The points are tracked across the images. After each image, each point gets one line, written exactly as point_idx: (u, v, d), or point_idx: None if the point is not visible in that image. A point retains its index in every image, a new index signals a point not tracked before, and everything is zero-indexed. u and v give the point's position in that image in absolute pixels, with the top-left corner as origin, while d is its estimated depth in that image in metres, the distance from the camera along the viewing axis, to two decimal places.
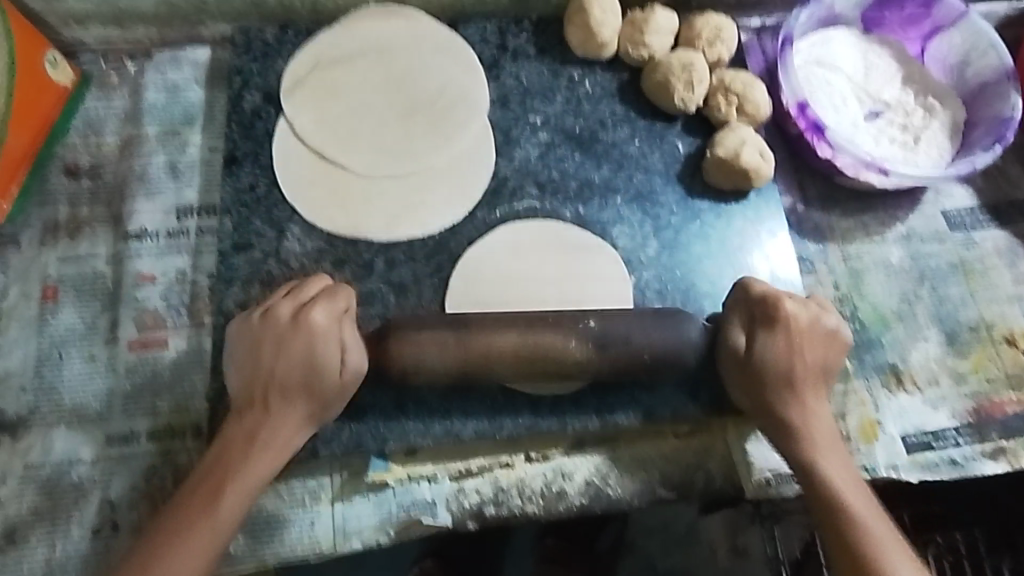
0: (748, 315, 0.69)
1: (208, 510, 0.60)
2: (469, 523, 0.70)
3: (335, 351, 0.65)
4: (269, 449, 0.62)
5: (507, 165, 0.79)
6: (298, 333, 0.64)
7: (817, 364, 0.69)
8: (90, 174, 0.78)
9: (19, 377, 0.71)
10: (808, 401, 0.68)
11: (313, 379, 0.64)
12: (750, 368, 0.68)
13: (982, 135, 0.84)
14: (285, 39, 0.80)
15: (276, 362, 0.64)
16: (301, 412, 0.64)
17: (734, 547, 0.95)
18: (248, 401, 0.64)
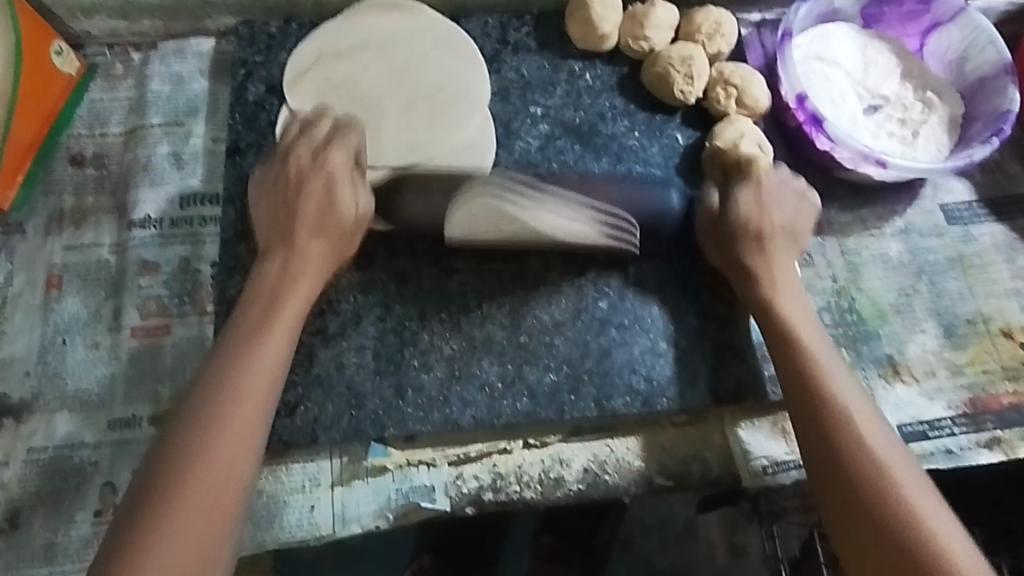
0: (723, 175, 0.76)
1: (227, 399, 0.59)
2: (467, 509, 0.70)
3: (348, 191, 0.70)
4: (284, 317, 0.64)
5: (507, 157, 0.80)
6: (318, 175, 0.70)
7: (788, 230, 0.74)
8: (95, 164, 0.79)
9: (23, 362, 0.72)
10: (791, 296, 0.71)
11: (330, 212, 0.69)
12: (729, 240, 0.73)
13: (980, 130, 0.85)
14: (289, 32, 0.82)
15: (297, 205, 0.69)
16: (323, 243, 0.69)
17: (732, 544, 1.03)
18: (279, 242, 0.69)
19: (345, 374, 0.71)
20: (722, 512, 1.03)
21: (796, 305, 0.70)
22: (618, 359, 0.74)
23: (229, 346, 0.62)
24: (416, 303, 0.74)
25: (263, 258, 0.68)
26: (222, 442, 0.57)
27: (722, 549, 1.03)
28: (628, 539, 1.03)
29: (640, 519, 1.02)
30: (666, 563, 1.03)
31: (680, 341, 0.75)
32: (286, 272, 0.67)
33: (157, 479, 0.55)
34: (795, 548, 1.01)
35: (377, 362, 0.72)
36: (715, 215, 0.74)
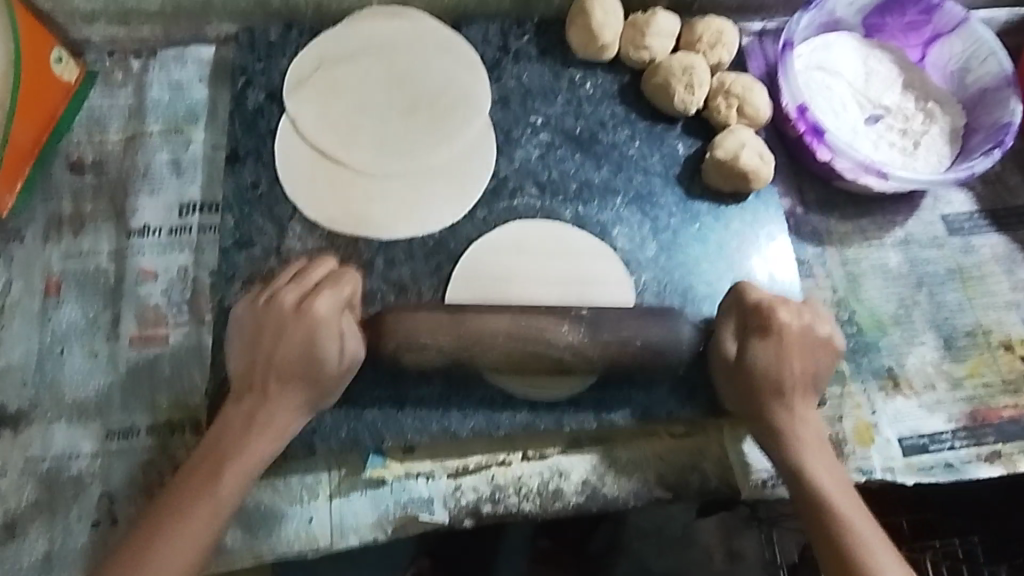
0: (740, 320, 0.70)
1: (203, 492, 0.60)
2: (466, 521, 0.70)
3: (333, 339, 0.65)
4: (262, 436, 0.63)
5: (507, 165, 0.79)
6: (300, 324, 0.65)
7: (805, 377, 0.68)
8: (94, 171, 0.79)
9: (20, 370, 0.71)
10: (812, 438, 0.67)
11: (312, 362, 0.64)
12: (743, 381, 0.68)
13: (981, 141, 0.84)
14: (289, 38, 0.81)
15: (275, 352, 0.65)
16: (296, 398, 0.65)
17: (730, 550, 0.96)
18: (245, 387, 0.65)
19: (343, 384, 0.71)
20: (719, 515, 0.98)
21: (815, 447, 0.67)
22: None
23: (218, 430, 0.63)
24: None
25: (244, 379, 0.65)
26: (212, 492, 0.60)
27: (721, 555, 0.96)
28: (626, 544, 0.97)
29: (639, 524, 0.98)
30: (661, 568, 0.96)
31: None
32: (269, 400, 0.64)
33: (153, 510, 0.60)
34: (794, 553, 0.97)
35: (375, 371, 0.71)
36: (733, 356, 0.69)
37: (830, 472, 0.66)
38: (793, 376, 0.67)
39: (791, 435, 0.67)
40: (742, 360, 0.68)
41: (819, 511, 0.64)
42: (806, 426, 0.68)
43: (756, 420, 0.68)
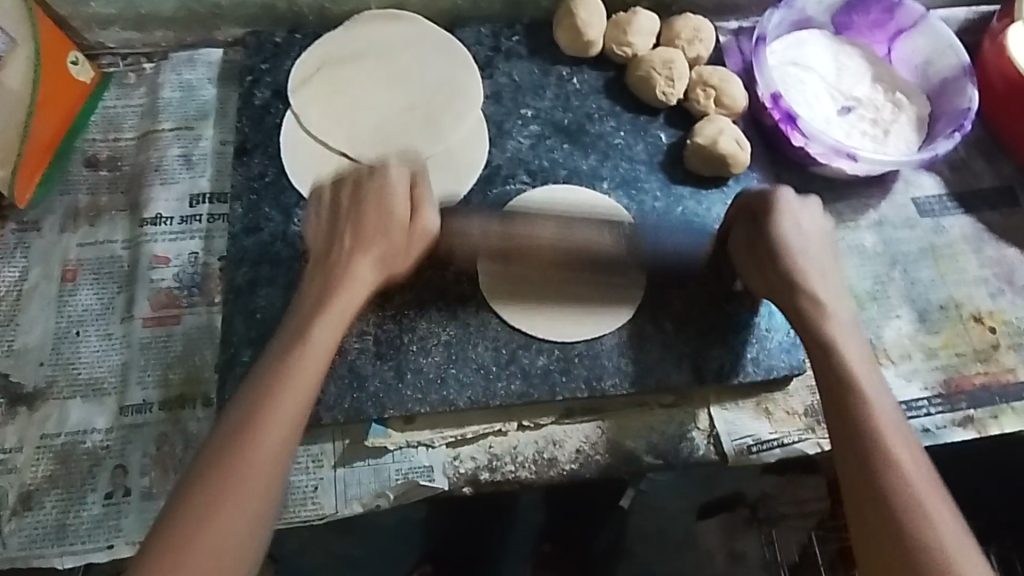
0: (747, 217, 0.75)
1: (271, 397, 0.59)
2: (464, 488, 0.74)
3: (405, 206, 0.71)
4: (324, 335, 0.63)
5: (500, 155, 0.84)
6: (375, 185, 0.71)
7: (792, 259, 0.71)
8: (109, 166, 0.83)
9: (37, 352, 0.75)
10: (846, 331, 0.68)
11: (385, 216, 0.70)
12: (767, 246, 0.72)
13: (944, 127, 0.90)
14: (293, 41, 0.86)
15: (354, 215, 0.70)
16: (373, 256, 0.69)
17: (733, 551, 1.11)
18: (329, 251, 0.69)
19: (347, 358, 0.74)
20: (720, 520, 1.10)
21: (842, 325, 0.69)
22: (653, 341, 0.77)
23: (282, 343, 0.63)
24: (413, 291, 0.77)
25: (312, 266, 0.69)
26: (275, 410, 0.58)
27: (722, 555, 1.10)
28: (630, 548, 1.10)
29: (641, 526, 1.09)
30: (665, 568, 1.10)
31: (666, 326, 0.78)
32: (338, 274, 0.67)
33: (214, 454, 0.56)
34: (795, 554, 1.08)
35: (377, 346, 0.74)
36: (747, 242, 0.74)
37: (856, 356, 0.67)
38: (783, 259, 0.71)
39: (822, 318, 0.69)
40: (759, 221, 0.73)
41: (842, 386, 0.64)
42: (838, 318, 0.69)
43: (787, 297, 0.70)
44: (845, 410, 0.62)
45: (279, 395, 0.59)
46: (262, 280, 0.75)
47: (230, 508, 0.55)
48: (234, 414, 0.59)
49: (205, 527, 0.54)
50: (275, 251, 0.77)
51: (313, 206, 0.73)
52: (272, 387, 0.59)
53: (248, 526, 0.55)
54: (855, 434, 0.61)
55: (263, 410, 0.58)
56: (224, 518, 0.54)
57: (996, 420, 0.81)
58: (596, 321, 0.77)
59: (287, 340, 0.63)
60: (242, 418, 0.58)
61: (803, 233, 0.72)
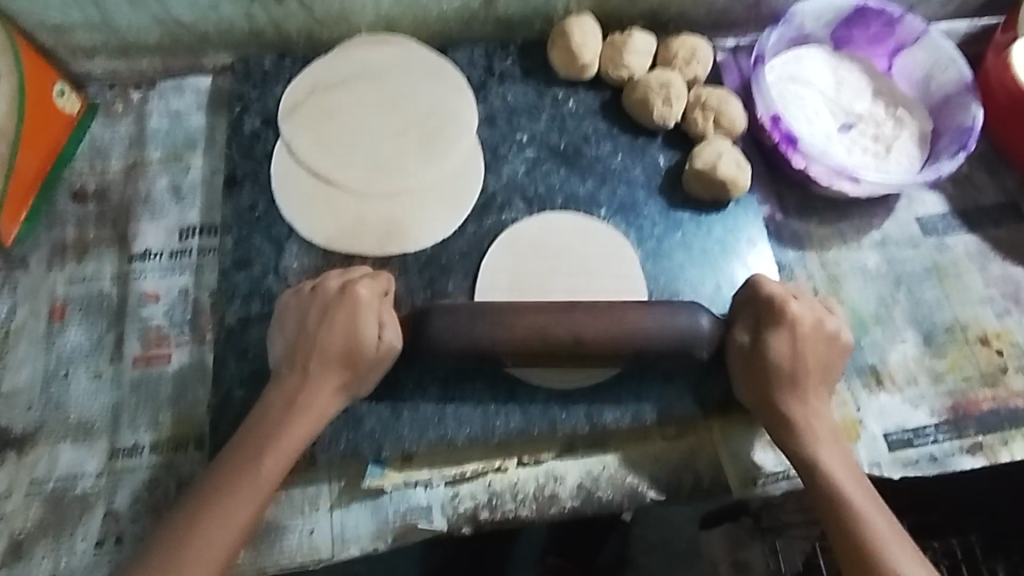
0: (751, 320, 0.72)
1: (241, 475, 0.63)
2: (464, 528, 0.72)
3: (373, 325, 0.69)
4: (287, 434, 0.65)
5: (496, 181, 0.82)
6: (343, 306, 0.69)
7: (786, 366, 0.71)
8: (96, 199, 0.81)
9: (25, 394, 0.73)
10: (826, 435, 0.70)
11: (351, 347, 0.68)
12: (756, 356, 0.71)
13: (947, 145, 0.88)
14: (283, 66, 0.84)
15: (320, 333, 0.68)
16: (336, 381, 0.68)
17: (736, 561, 1.04)
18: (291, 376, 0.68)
19: None
20: (726, 529, 1.05)
21: (824, 431, 0.70)
22: (655, 370, 0.76)
23: (255, 426, 0.66)
24: None
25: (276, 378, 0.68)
26: (256, 471, 0.64)
27: (726, 566, 1.04)
28: (632, 558, 1.05)
29: (645, 537, 1.05)
30: None
31: None
32: (299, 400, 0.67)
33: (185, 516, 0.62)
34: (799, 565, 1.03)
35: (373, 383, 0.73)
36: (742, 350, 0.72)
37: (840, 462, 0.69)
38: (778, 369, 0.70)
39: (801, 427, 0.70)
40: (752, 336, 0.72)
41: (827, 493, 0.67)
42: (821, 421, 0.71)
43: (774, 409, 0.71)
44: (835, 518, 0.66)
45: (261, 458, 0.64)
46: (255, 316, 0.74)
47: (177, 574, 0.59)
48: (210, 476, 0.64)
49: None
50: (268, 286, 0.75)
51: (278, 319, 0.71)
52: (239, 467, 0.64)
53: None
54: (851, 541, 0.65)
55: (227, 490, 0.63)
56: None
57: (1006, 445, 0.80)
58: (602, 365, 0.75)
59: (260, 427, 0.66)
60: (229, 467, 0.64)
61: (796, 339, 0.71)
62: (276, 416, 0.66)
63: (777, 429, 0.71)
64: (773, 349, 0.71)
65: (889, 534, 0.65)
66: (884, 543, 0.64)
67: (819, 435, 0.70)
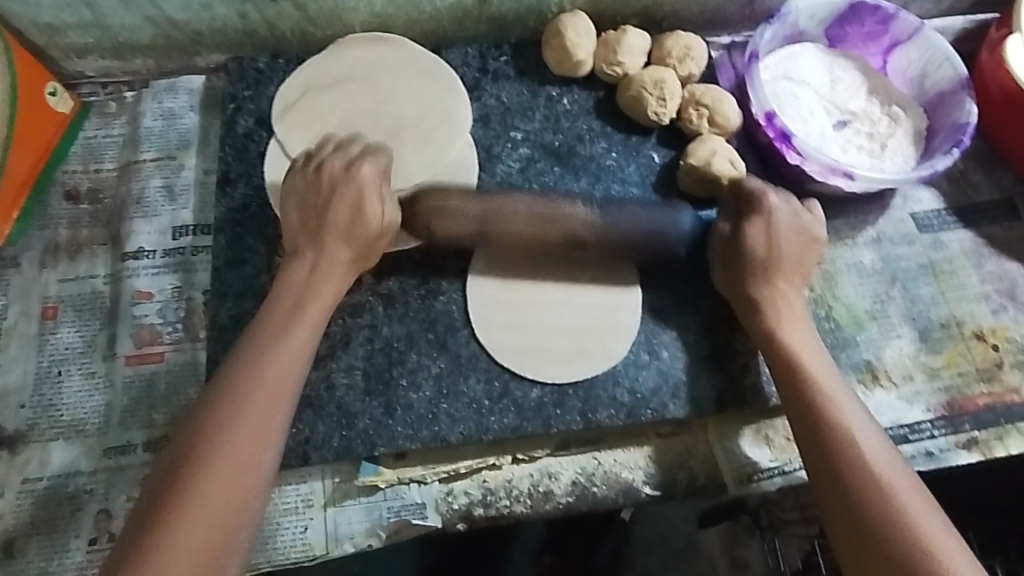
0: (733, 209, 0.75)
1: (266, 357, 0.64)
2: (459, 525, 0.72)
3: (377, 204, 0.71)
4: (310, 314, 0.67)
5: (490, 180, 0.83)
6: (350, 186, 0.71)
7: (766, 257, 0.73)
8: (89, 199, 0.81)
9: (18, 394, 0.73)
10: (806, 342, 0.71)
11: (358, 223, 0.71)
12: (736, 250, 0.74)
13: (942, 142, 0.88)
14: (277, 66, 0.84)
15: (328, 207, 0.71)
16: (348, 259, 0.71)
17: (733, 560, 1.05)
18: (305, 243, 0.71)
19: (335, 395, 0.72)
20: (721, 527, 1.06)
21: (804, 341, 0.71)
22: (649, 367, 0.76)
23: (269, 313, 0.67)
24: (403, 323, 0.75)
25: (291, 258, 0.71)
26: (276, 357, 0.64)
27: (723, 565, 1.05)
28: (631, 558, 1.04)
29: (642, 535, 1.04)
30: None
31: (661, 353, 0.77)
32: (314, 274, 0.69)
33: (215, 406, 0.61)
34: (797, 561, 1.02)
35: (366, 383, 0.73)
36: (722, 241, 0.74)
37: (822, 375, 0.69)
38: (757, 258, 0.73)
39: (776, 327, 0.72)
40: (733, 233, 0.74)
41: (800, 395, 0.67)
42: (800, 334, 0.71)
43: (749, 308, 0.73)
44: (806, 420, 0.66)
45: (239, 419, 0.61)
46: (248, 315, 0.74)
47: (222, 469, 0.58)
48: (231, 368, 0.63)
49: (199, 481, 0.58)
50: (262, 285, 0.75)
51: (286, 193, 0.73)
52: (261, 355, 0.64)
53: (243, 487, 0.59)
54: (822, 448, 0.64)
55: (253, 375, 0.63)
56: (211, 483, 0.58)
57: (1002, 441, 0.80)
58: (589, 358, 0.75)
59: (271, 314, 0.67)
60: (255, 351, 0.64)
61: (774, 237, 0.73)
62: (252, 369, 0.63)
63: (756, 329, 0.73)
64: (752, 241, 0.73)
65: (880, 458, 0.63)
66: (872, 464, 0.63)
67: (797, 338, 0.71)
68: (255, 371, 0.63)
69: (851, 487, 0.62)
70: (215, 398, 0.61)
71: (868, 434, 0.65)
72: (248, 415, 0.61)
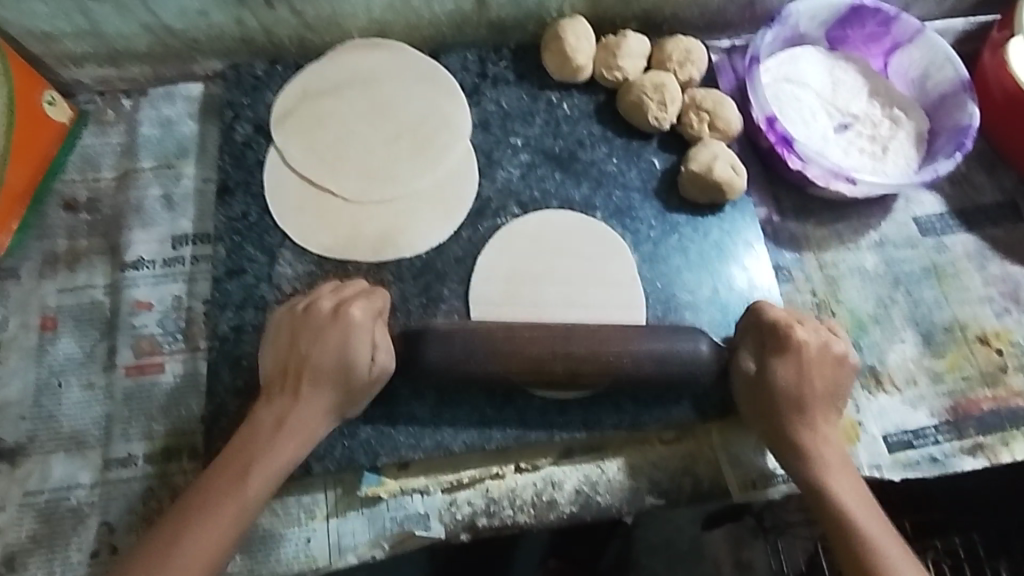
0: (758, 340, 0.72)
1: (260, 444, 0.64)
2: (462, 535, 0.71)
3: (366, 346, 0.67)
4: (293, 438, 0.65)
5: (490, 186, 0.82)
6: (335, 328, 0.67)
7: (797, 396, 0.69)
8: (87, 208, 0.81)
9: (17, 406, 0.73)
10: (840, 470, 0.68)
11: (343, 369, 0.67)
12: (762, 386, 0.70)
13: (945, 144, 0.88)
14: (274, 73, 0.84)
15: (311, 351, 0.67)
16: (330, 400, 0.67)
17: (738, 562, 1.05)
18: (280, 386, 0.66)
19: None
20: (725, 529, 1.06)
21: (836, 470, 0.68)
22: None
23: (264, 412, 0.66)
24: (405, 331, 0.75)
25: (267, 396, 0.66)
26: (271, 443, 0.64)
27: (728, 567, 1.05)
28: (635, 560, 1.04)
29: (647, 539, 1.04)
30: None
31: None
32: (289, 419, 0.65)
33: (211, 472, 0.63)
34: (801, 563, 1.02)
35: None
36: (750, 377, 0.71)
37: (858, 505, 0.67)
38: (789, 395, 0.69)
39: (812, 456, 0.69)
40: (760, 372, 0.71)
41: (837, 522, 0.66)
42: (829, 440, 0.70)
43: (781, 440, 0.70)
44: (846, 546, 0.65)
45: (228, 496, 0.62)
46: (248, 325, 0.74)
47: (193, 535, 0.60)
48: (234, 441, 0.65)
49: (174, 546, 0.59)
50: (262, 294, 0.75)
51: (270, 334, 0.69)
52: (256, 444, 0.64)
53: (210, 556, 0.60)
54: (866, 575, 0.63)
55: (251, 451, 0.64)
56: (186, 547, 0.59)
57: (1007, 446, 0.79)
58: None
59: (260, 433, 0.65)
60: (246, 436, 0.64)
61: (809, 376, 0.70)
62: (248, 454, 0.64)
63: (787, 458, 0.70)
64: (782, 380, 0.70)
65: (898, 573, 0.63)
66: None
67: (833, 467, 0.68)
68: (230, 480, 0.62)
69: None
70: (214, 470, 0.63)
71: (899, 558, 0.64)
72: (213, 523, 0.61)
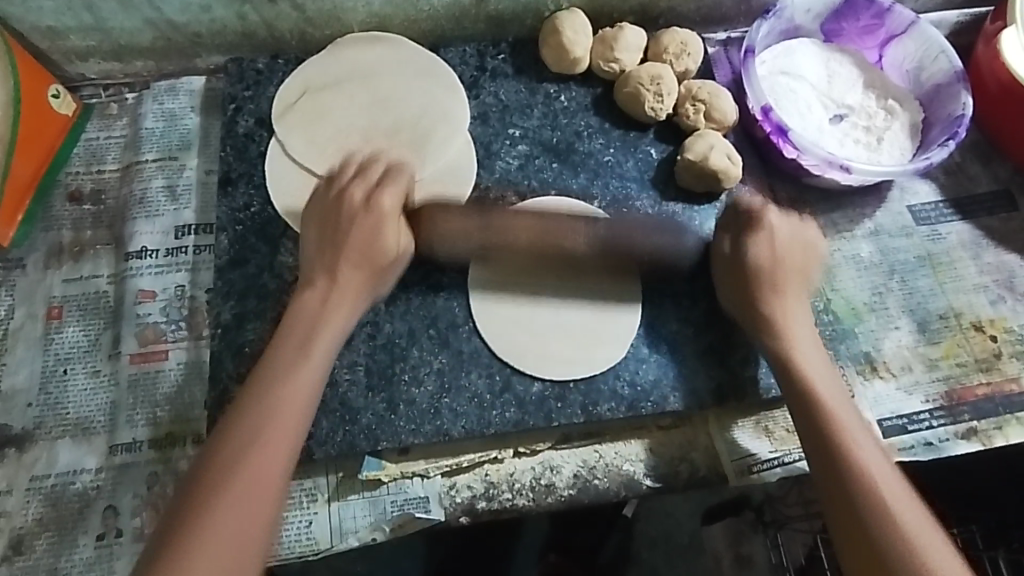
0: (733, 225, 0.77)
1: (291, 370, 0.64)
2: (461, 518, 0.72)
3: (396, 236, 0.73)
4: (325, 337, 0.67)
5: (489, 177, 0.83)
6: (369, 217, 0.72)
7: (771, 274, 0.74)
8: (92, 200, 0.82)
9: (24, 393, 0.74)
10: (812, 349, 0.71)
11: (373, 253, 0.72)
12: (740, 264, 0.75)
13: (939, 134, 0.89)
14: (276, 66, 0.85)
15: (346, 236, 0.71)
16: (360, 284, 0.71)
17: (738, 555, 1.07)
18: (316, 271, 0.71)
19: (337, 392, 0.73)
20: (726, 524, 1.08)
21: (809, 350, 0.71)
22: (645, 360, 0.77)
23: (292, 331, 0.67)
24: (405, 320, 0.76)
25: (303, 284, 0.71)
26: (301, 369, 0.65)
27: (728, 560, 1.06)
28: (636, 553, 1.05)
29: (647, 532, 1.05)
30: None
31: (661, 347, 0.77)
32: (324, 303, 0.69)
33: (244, 419, 0.61)
34: (801, 557, 1.05)
35: (369, 378, 0.74)
36: (727, 257, 0.76)
37: (827, 384, 0.69)
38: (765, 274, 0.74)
39: (787, 335, 0.72)
40: (736, 251, 0.75)
41: (805, 393, 0.68)
42: (812, 356, 0.71)
43: (755, 317, 0.73)
44: (808, 414, 0.66)
45: (265, 430, 0.60)
46: (250, 314, 0.75)
47: (242, 490, 0.57)
48: (262, 376, 0.64)
49: (224, 513, 0.56)
50: (264, 283, 0.76)
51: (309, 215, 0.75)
52: (285, 371, 0.64)
53: (265, 507, 0.58)
54: (825, 443, 0.64)
55: (280, 388, 0.63)
56: (234, 508, 0.57)
57: (1001, 431, 0.80)
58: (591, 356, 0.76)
59: (289, 337, 0.67)
60: (274, 367, 0.64)
61: (782, 258, 0.74)
62: (276, 385, 0.63)
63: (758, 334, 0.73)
64: (761, 262, 0.74)
65: (895, 490, 0.61)
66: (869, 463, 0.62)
67: (807, 352, 0.71)
68: (264, 427, 0.61)
69: (866, 522, 0.59)
70: (242, 412, 0.61)
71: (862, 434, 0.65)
72: (257, 469, 0.59)
